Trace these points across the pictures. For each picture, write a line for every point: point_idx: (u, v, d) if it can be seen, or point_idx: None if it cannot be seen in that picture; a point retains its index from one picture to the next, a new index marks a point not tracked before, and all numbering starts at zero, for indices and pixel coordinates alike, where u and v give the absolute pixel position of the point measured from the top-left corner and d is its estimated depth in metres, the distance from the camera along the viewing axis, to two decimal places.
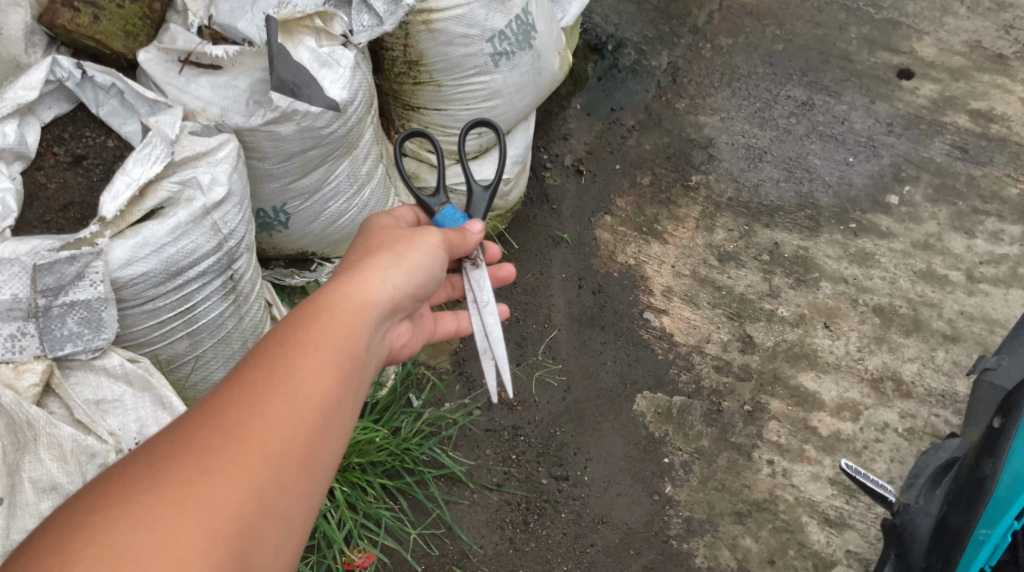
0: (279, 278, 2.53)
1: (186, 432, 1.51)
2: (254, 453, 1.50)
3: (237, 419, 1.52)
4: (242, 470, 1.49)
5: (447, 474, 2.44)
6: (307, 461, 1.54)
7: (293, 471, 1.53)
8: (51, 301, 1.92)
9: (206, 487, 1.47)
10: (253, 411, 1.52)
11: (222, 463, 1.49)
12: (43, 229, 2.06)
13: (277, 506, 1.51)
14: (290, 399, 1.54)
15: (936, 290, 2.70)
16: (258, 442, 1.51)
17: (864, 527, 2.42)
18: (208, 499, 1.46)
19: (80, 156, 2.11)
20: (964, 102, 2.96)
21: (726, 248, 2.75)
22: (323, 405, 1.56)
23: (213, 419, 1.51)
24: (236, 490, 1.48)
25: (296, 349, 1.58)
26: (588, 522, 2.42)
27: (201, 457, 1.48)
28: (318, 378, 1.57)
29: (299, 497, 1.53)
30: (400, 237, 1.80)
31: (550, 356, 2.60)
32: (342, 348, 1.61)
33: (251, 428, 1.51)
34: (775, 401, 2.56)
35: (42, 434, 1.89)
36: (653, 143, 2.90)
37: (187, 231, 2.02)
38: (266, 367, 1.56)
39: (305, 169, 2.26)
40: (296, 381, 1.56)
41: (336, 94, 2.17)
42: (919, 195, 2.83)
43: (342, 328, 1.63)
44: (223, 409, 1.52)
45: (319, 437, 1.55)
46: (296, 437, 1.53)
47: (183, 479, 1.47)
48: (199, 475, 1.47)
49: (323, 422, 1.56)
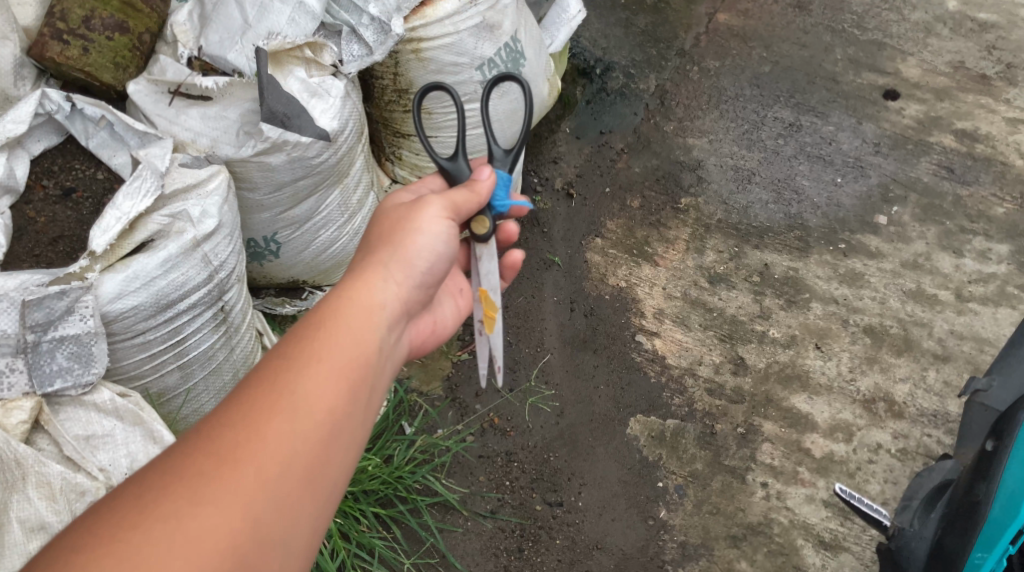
0: (270, 308, 2.52)
1: (185, 456, 1.53)
2: (257, 470, 1.53)
3: (235, 440, 1.54)
4: (244, 489, 1.52)
5: (440, 502, 2.43)
6: (310, 479, 1.56)
7: (294, 489, 1.55)
8: (41, 336, 1.91)
9: (201, 514, 1.49)
10: (254, 428, 1.55)
11: (218, 489, 1.51)
12: (32, 263, 2.06)
13: (277, 529, 1.53)
14: (291, 416, 1.56)
15: (925, 309, 2.70)
16: (259, 459, 1.53)
17: (860, 549, 2.42)
18: (207, 522, 1.49)
19: (70, 189, 2.11)
20: (950, 122, 2.98)
21: (717, 270, 2.76)
22: (326, 421, 1.58)
23: (211, 443, 1.53)
24: (236, 510, 1.51)
25: (298, 362, 1.60)
26: (582, 548, 2.41)
27: (203, 477, 1.51)
28: (320, 391, 1.59)
29: (302, 518, 1.55)
30: (400, 226, 1.79)
31: (543, 381, 2.59)
32: (346, 360, 1.62)
33: (250, 448, 1.53)
34: (767, 423, 2.56)
35: (31, 472, 1.87)
36: (642, 165, 2.91)
37: (178, 264, 2.02)
38: (267, 384, 1.58)
39: (296, 199, 2.26)
40: (298, 396, 1.58)
41: (327, 124, 2.18)
42: (907, 215, 2.84)
43: (346, 336, 1.64)
44: (221, 432, 1.54)
45: (324, 452, 1.58)
46: (298, 457, 1.55)
47: (179, 505, 1.49)
48: (194, 503, 1.49)
49: (326, 437, 1.58)
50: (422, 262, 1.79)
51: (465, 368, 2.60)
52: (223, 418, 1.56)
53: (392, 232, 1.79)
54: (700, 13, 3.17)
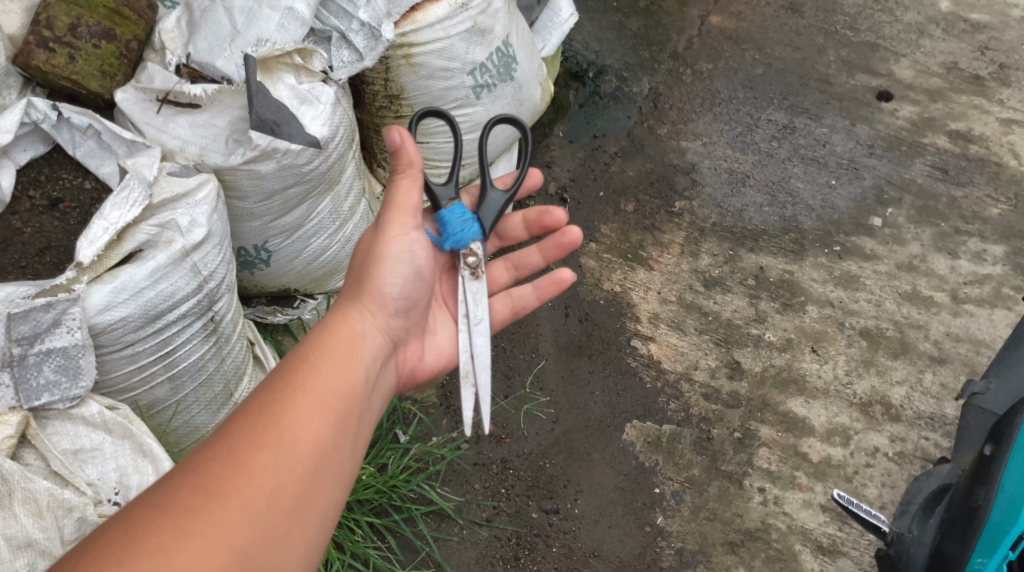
0: (262, 316, 2.49)
1: (173, 493, 1.57)
2: (245, 502, 1.57)
3: (220, 474, 1.58)
4: (233, 520, 1.56)
5: (435, 510, 2.41)
6: (299, 509, 1.61)
7: (283, 518, 1.59)
8: (27, 349, 1.89)
9: (190, 549, 1.52)
10: (240, 462, 1.60)
11: (205, 522, 1.55)
12: (19, 274, 2.05)
13: (268, 558, 1.57)
14: (278, 449, 1.61)
15: (921, 311, 2.69)
16: (246, 491, 1.58)
17: (858, 554, 2.41)
18: (196, 554, 1.52)
19: (57, 199, 2.09)
20: (943, 123, 2.97)
21: (712, 273, 2.74)
22: (311, 453, 1.64)
23: (200, 478, 1.58)
24: (226, 542, 1.54)
25: (283, 397, 1.66)
26: (579, 556, 2.39)
27: (191, 511, 1.55)
28: (306, 423, 1.65)
29: (290, 550, 1.60)
30: (373, 260, 1.85)
31: (538, 387, 2.57)
32: (328, 392, 1.69)
33: (237, 482, 1.58)
34: (764, 427, 2.54)
35: (17, 488, 1.84)
36: (636, 169, 2.89)
37: (166, 274, 2.00)
38: (254, 418, 1.64)
39: (287, 206, 2.24)
40: (282, 429, 1.63)
41: (317, 131, 2.16)
42: (901, 217, 2.83)
43: (328, 371, 1.70)
44: (205, 468, 1.59)
45: (311, 481, 1.63)
46: (284, 490, 1.60)
47: (166, 540, 1.53)
48: (182, 538, 1.53)
49: (313, 471, 1.63)
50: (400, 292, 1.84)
51: None
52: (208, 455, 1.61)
53: (367, 264, 1.85)
54: (692, 15, 3.15)
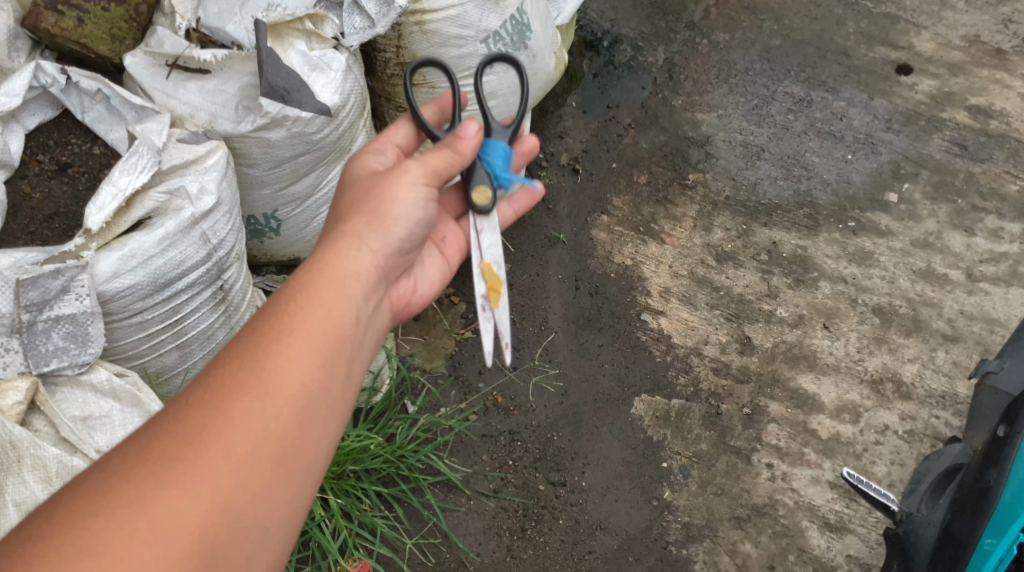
0: (271, 285, 2.44)
1: (155, 441, 1.57)
2: (226, 451, 1.58)
3: (206, 422, 1.59)
4: (217, 468, 1.56)
5: (443, 480, 2.41)
6: (285, 458, 1.61)
7: (266, 469, 1.60)
8: (36, 315, 1.89)
9: (170, 498, 1.53)
10: (225, 409, 1.59)
11: (186, 471, 1.55)
12: (27, 240, 2.04)
13: (253, 510, 1.58)
14: (263, 395, 1.61)
15: (935, 289, 2.67)
16: (230, 441, 1.58)
17: (865, 531, 2.40)
18: (178, 504, 1.53)
19: (66, 164, 2.08)
20: (963, 98, 2.93)
21: (724, 248, 2.72)
22: (298, 400, 1.63)
23: (182, 426, 1.58)
24: (209, 491, 1.55)
25: (270, 341, 1.65)
26: (585, 528, 2.38)
27: (173, 459, 1.55)
28: (292, 368, 1.64)
29: (276, 500, 1.60)
30: (373, 193, 1.82)
31: (547, 359, 2.55)
32: (316, 335, 1.67)
33: (222, 430, 1.58)
34: (774, 403, 2.53)
35: (26, 455, 1.85)
36: (650, 141, 2.86)
37: (176, 241, 1.99)
38: (241, 361, 1.63)
39: (297, 174, 2.23)
40: (268, 373, 1.63)
41: (327, 99, 2.14)
42: (918, 192, 2.80)
43: (317, 313, 1.69)
44: (191, 413, 1.59)
45: (298, 429, 1.63)
46: (270, 438, 1.60)
47: (147, 488, 1.53)
48: (163, 489, 1.54)
49: (300, 417, 1.63)
50: (400, 230, 1.81)
51: (469, 347, 2.55)
52: (194, 401, 1.61)
53: (364, 197, 1.82)
54: None
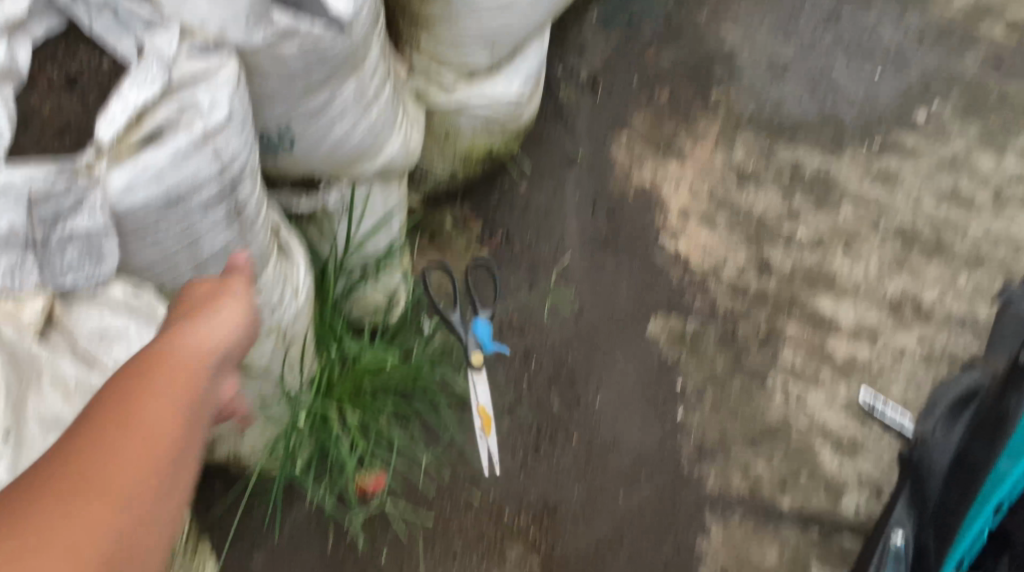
0: (287, 202, 2.16)
1: (29, 473, 1.28)
2: (111, 459, 1.30)
3: (84, 434, 1.32)
4: (100, 468, 1.29)
5: (458, 397, 2.40)
6: (166, 447, 1.35)
7: (156, 463, 1.33)
8: (50, 232, 1.72)
9: (55, 514, 1.24)
10: (113, 419, 1.34)
11: (65, 484, 1.27)
12: (39, 154, 1.76)
13: (148, 503, 1.31)
14: (155, 402, 1.38)
15: (960, 211, 2.66)
16: (118, 439, 1.33)
17: (877, 451, 2.41)
18: (61, 519, 1.24)
19: (74, 75, 1.80)
20: (1001, 10, 2.95)
21: (746, 168, 2.70)
22: (185, 410, 1.41)
23: (60, 456, 1.30)
24: (99, 503, 1.27)
25: (157, 359, 1.45)
26: (599, 446, 2.38)
27: (54, 481, 1.27)
28: (184, 360, 1.48)
29: (168, 494, 1.34)
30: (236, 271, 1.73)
31: (564, 280, 2.55)
32: (198, 363, 1.50)
33: (105, 434, 1.32)
34: (791, 324, 2.53)
35: (45, 369, 1.74)
36: (673, 58, 2.84)
37: (190, 156, 1.77)
38: (133, 370, 1.42)
39: (309, 89, 1.94)
40: (156, 401, 1.39)
41: (342, 8, 1.85)
42: (948, 109, 2.79)
43: (188, 351, 1.50)
44: (74, 436, 1.32)
45: (187, 434, 1.40)
46: (158, 439, 1.35)
47: (17, 512, 1.24)
48: (26, 513, 1.24)
49: (191, 429, 1.40)
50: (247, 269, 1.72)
51: (483, 271, 2.53)
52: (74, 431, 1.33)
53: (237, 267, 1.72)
54: None
